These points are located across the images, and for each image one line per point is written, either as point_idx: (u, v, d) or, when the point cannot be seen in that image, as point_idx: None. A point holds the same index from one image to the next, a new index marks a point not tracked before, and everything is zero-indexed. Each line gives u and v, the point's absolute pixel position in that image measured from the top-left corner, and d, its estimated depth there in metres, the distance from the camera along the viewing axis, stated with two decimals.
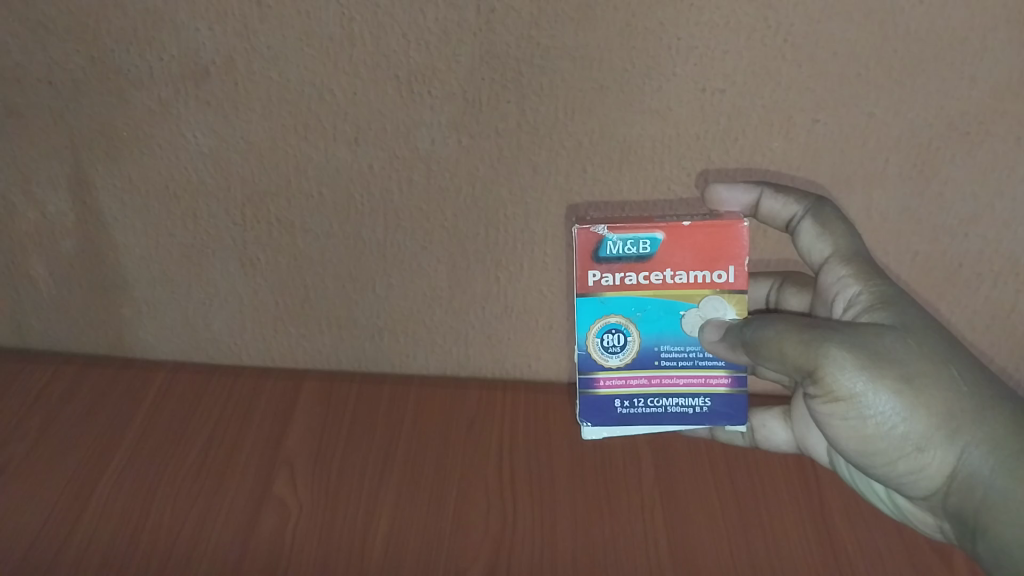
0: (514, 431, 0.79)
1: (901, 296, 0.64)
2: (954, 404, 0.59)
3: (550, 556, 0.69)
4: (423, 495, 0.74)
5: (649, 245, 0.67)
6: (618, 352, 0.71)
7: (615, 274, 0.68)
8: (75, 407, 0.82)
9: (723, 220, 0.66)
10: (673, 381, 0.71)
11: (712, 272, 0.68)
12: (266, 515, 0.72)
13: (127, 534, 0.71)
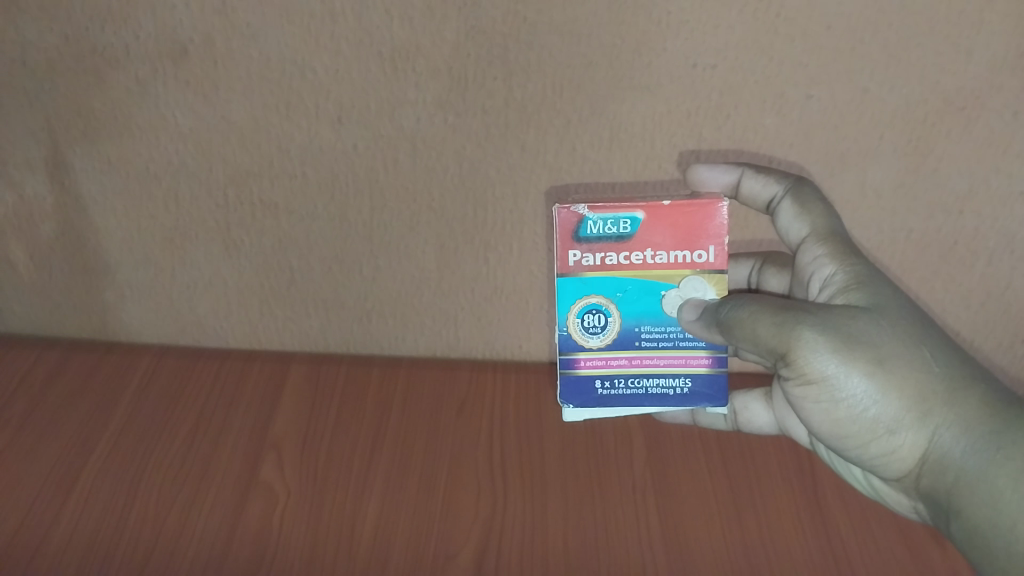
0: (504, 410, 0.75)
1: (876, 276, 0.60)
2: (925, 385, 0.55)
3: (540, 553, 0.63)
4: (413, 478, 0.68)
5: (628, 225, 0.63)
6: (598, 333, 0.66)
7: (596, 254, 0.64)
8: (59, 392, 0.77)
9: (701, 199, 0.63)
10: (654, 361, 0.67)
11: (692, 252, 0.64)
12: (254, 502, 0.66)
13: (101, 550, 0.64)
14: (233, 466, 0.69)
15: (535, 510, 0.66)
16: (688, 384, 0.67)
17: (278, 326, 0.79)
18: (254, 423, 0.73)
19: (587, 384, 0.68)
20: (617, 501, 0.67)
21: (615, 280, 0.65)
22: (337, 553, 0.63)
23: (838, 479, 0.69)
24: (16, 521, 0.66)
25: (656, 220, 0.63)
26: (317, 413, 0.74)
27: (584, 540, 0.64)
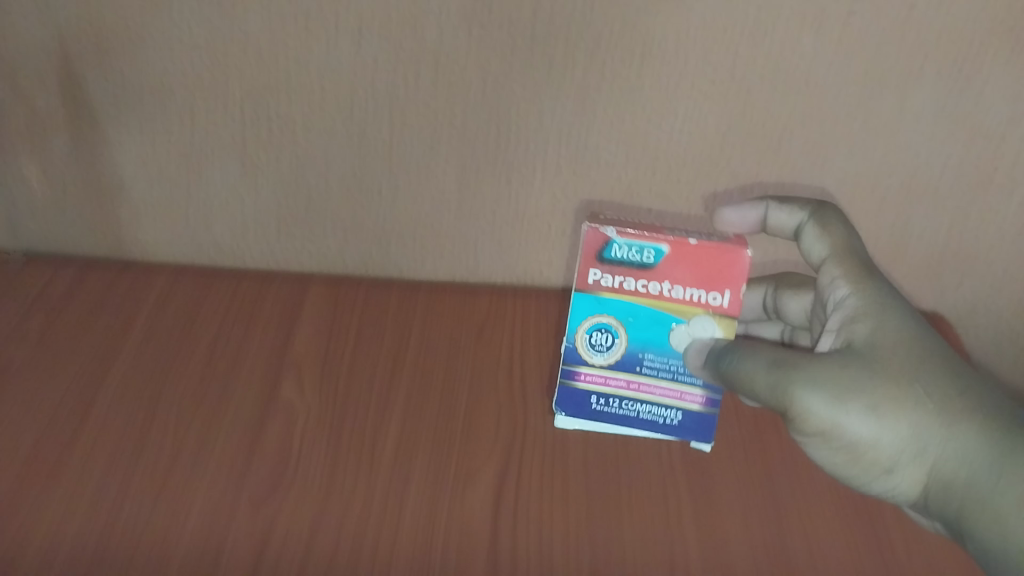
0: (524, 333, 0.76)
1: (886, 303, 0.54)
2: (921, 426, 0.48)
3: (561, 495, 0.62)
4: (430, 425, 0.67)
5: (652, 255, 0.61)
6: (603, 351, 0.65)
7: (615, 277, 0.62)
8: (76, 308, 0.76)
9: (727, 245, 0.61)
10: (650, 389, 0.65)
11: (707, 293, 0.62)
12: (276, 418, 0.66)
13: (125, 457, 0.63)
14: (253, 383, 0.69)
15: (555, 436, 0.67)
16: (681, 416, 0.65)
17: (295, 248, 0.78)
18: (273, 341, 0.73)
19: (587, 401, 0.66)
20: (602, 502, 0.62)
21: (630, 305, 0.63)
22: (352, 490, 0.61)
23: None
24: (37, 427, 0.65)
25: (679, 261, 0.61)
26: (336, 334, 0.74)
27: (605, 466, 0.65)
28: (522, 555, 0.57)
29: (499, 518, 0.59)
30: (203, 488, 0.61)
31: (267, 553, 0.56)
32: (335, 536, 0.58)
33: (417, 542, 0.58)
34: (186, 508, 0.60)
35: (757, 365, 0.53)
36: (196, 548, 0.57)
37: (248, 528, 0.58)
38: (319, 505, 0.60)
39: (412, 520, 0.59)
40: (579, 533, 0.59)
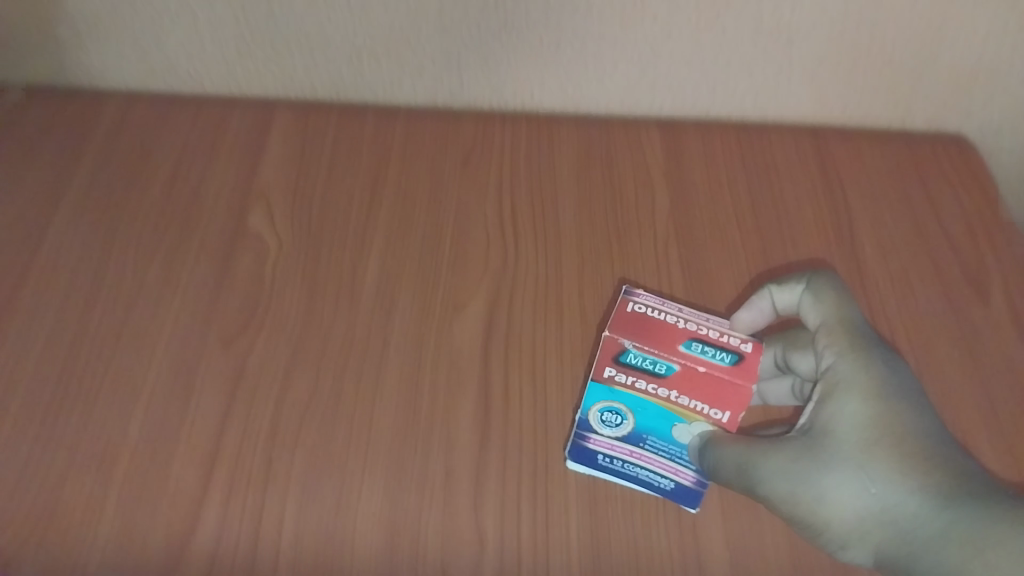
0: (515, 158, 0.69)
1: (860, 375, 0.46)
2: (866, 514, 0.42)
3: (556, 326, 0.58)
4: (412, 256, 0.62)
5: (664, 369, 0.50)
6: (612, 430, 0.51)
7: (625, 373, 0.50)
8: (15, 142, 0.68)
9: (738, 371, 0.49)
10: (653, 459, 0.51)
11: (709, 407, 0.49)
12: (245, 252, 0.61)
13: (81, 297, 0.58)
14: (218, 217, 0.63)
15: (547, 264, 0.62)
16: (677, 486, 0.50)
17: (257, 70, 0.70)
18: (239, 171, 0.67)
19: (596, 461, 0.51)
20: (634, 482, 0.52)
21: (637, 398, 0.50)
22: (331, 331, 0.57)
23: (877, 238, 0.66)
24: None
25: (691, 391, 0.49)
26: (307, 163, 0.67)
27: (602, 296, 0.61)
28: (515, 399, 0.54)
29: (489, 357, 0.56)
30: (168, 327, 0.57)
31: (242, 394, 0.53)
32: (315, 372, 0.54)
33: (403, 380, 0.55)
34: (151, 347, 0.55)
35: (734, 452, 0.47)
36: (165, 390, 0.53)
37: (220, 368, 0.54)
38: (296, 339, 0.56)
39: (396, 356, 0.56)
40: (574, 372, 0.56)
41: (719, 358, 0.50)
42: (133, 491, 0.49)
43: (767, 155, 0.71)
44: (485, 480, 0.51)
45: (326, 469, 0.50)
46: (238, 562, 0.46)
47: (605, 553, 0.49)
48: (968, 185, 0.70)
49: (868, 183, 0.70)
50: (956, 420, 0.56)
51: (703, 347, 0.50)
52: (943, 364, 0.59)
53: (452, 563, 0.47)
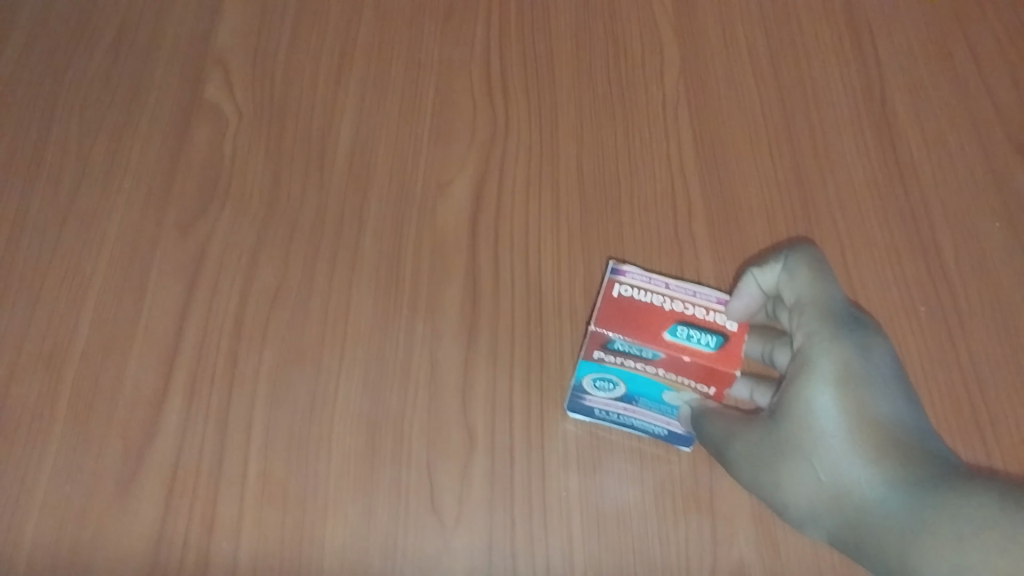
0: (504, 12, 0.61)
1: (824, 351, 0.38)
2: (820, 506, 0.37)
3: (551, 203, 0.52)
4: (389, 129, 0.55)
5: (651, 353, 0.39)
6: (602, 393, 0.43)
7: (610, 354, 0.40)
8: None
9: (728, 351, 0.39)
10: (645, 410, 0.43)
11: (697, 383, 0.40)
12: (201, 125, 0.54)
13: (18, 182, 0.51)
14: (170, 86, 0.56)
15: (541, 133, 0.56)
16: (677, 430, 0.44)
17: None
18: (193, 33, 0.59)
19: (595, 413, 0.45)
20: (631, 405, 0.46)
21: (629, 373, 0.41)
22: (299, 215, 0.51)
23: (912, 96, 0.59)
24: None
25: (681, 371, 0.40)
26: (268, 22, 0.60)
27: (602, 167, 0.54)
28: (506, 285, 0.49)
29: (477, 239, 0.51)
30: (118, 212, 0.51)
31: (203, 285, 0.48)
32: (283, 260, 0.49)
33: (381, 266, 0.49)
34: (100, 234, 0.50)
35: (709, 434, 0.41)
36: (118, 282, 0.48)
37: (177, 256, 0.49)
38: (260, 223, 0.50)
39: (373, 239, 0.50)
40: (572, 252, 0.51)
41: (704, 343, 0.39)
42: (85, 394, 0.44)
43: (790, 4, 0.63)
44: (473, 375, 0.46)
45: (298, 366, 0.46)
46: (203, 470, 0.42)
47: (605, 452, 0.45)
48: (1017, 28, 0.62)
49: (903, 34, 0.62)
50: (995, 297, 0.51)
51: (691, 331, 0.39)
52: (983, 235, 0.53)
53: (439, 465, 0.43)
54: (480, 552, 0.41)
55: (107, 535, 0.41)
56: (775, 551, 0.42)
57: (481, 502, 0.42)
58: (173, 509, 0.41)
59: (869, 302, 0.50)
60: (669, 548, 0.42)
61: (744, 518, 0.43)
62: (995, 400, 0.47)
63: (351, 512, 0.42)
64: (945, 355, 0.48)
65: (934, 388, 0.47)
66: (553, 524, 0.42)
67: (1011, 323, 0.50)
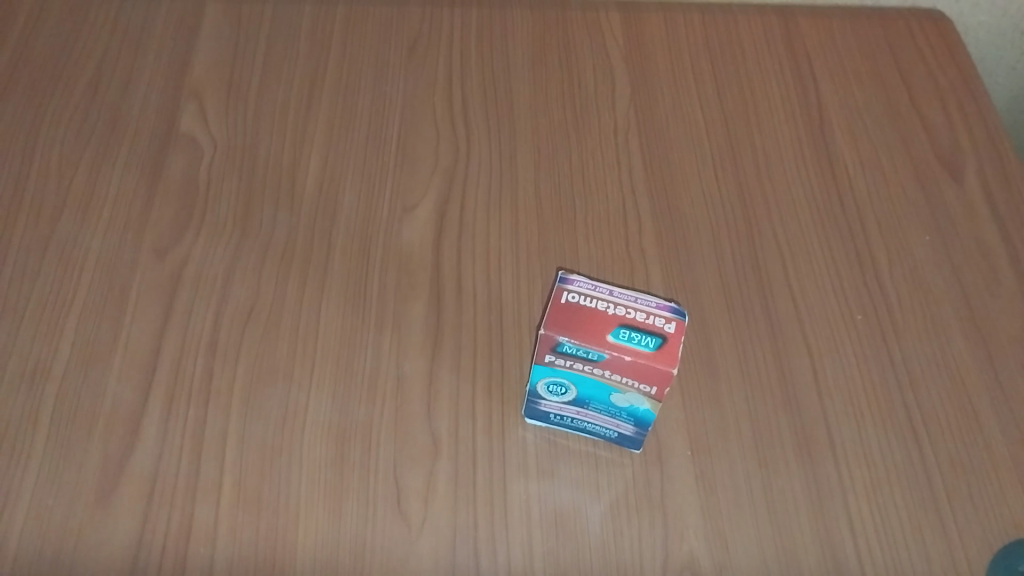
0: (465, 47, 0.65)
1: None
2: None
3: (512, 225, 0.55)
4: (357, 156, 0.58)
5: (594, 356, 0.43)
6: (555, 397, 0.46)
7: (561, 358, 0.44)
8: None
9: (664, 353, 0.42)
10: (593, 414, 0.46)
11: (639, 384, 0.44)
12: (176, 155, 0.57)
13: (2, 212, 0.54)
14: (147, 119, 0.59)
15: (501, 158, 0.59)
16: (621, 432, 0.47)
17: None
18: (168, 68, 0.62)
19: (550, 417, 0.47)
20: None
21: (578, 374, 0.45)
22: (271, 238, 0.54)
23: (848, 120, 0.63)
24: None
25: (624, 372, 0.43)
26: (240, 58, 0.63)
27: (558, 189, 0.58)
28: (468, 301, 0.52)
29: (440, 258, 0.54)
30: (97, 238, 0.53)
31: (179, 306, 0.50)
32: (256, 281, 0.52)
33: (349, 285, 0.52)
34: (80, 259, 0.52)
35: None
36: (97, 304, 0.50)
37: (154, 280, 0.51)
38: (233, 246, 0.53)
39: (342, 260, 0.53)
40: (530, 269, 0.54)
41: (644, 344, 0.42)
42: (67, 411, 0.47)
43: (733, 36, 0.67)
44: (437, 386, 0.49)
45: (270, 380, 0.48)
46: (180, 480, 0.45)
47: (562, 455, 0.47)
48: (940, 55, 0.67)
49: (838, 61, 0.66)
50: (926, 303, 0.54)
51: (632, 334, 0.43)
52: (914, 247, 0.57)
53: (405, 471, 0.46)
54: (445, 551, 0.43)
55: (88, 542, 0.43)
56: (724, 545, 0.44)
57: (445, 505, 0.45)
58: (151, 517, 0.43)
59: (810, 309, 0.53)
60: (622, 545, 0.44)
61: (693, 515, 0.45)
62: (927, 398, 0.50)
63: (322, 516, 0.44)
64: (881, 358, 0.51)
65: (871, 387, 0.50)
66: (513, 524, 0.44)
67: (942, 326, 0.53)
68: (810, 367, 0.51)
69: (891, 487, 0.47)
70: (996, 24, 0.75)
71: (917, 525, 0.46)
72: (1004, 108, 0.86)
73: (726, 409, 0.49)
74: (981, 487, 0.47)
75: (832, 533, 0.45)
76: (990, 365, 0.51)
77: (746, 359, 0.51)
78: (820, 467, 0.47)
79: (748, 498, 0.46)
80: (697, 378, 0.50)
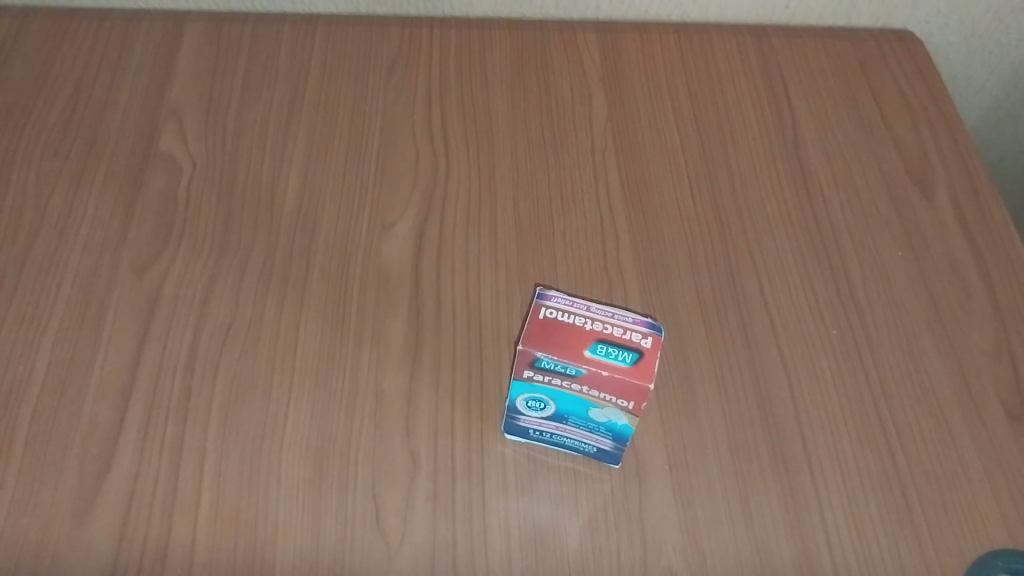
0: (444, 66, 0.65)
1: None
2: None
3: (491, 242, 0.56)
4: (337, 175, 0.58)
5: (571, 371, 0.43)
6: (535, 412, 0.46)
7: (539, 374, 0.44)
8: None
9: (641, 368, 0.43)
10: (572, 429, 0.47)
11: (616, 399, 0.44)
12: (155, 174, 0.57)
13: None
14: (125, 138, 0.59)
15: (480, 176, 0.59)
16: (599, 447, 0.47)
17: None
18: (148, 88, 0.62)
19: (529, 433, 0.48)
20: None
21: (557, 390, 0.45)
22: (250, 256, 0.54)
23: (822, 137, 0.64)
24: None
25: (602, 387, 0.44)
26: (220, 77, 0.63)
27: (537, 207, 0.58)
28: (447, 318, 0.52)
29: (419, 275, 0.54)
30: (75, 256, 0.53)
31: (157, 324, 0.50)
32: (235, 299, 0.52)
33: (329, 302, 0.52)
34: (57, 278, 0.52)
35: None
36: (75, 322, 0.50)
37: (132, 298, 0.51)
38: (212, 265, 0.53)
39: (321, 278, 0.53)
40: (509, 286, 0.54)
41: (621, 359, 0.43)
42: (43, 431, 0.46)
43: (708, 55, 0.68)
44: (416, 403, 0.49)
45: (249, 397, 0.48)
46: (157, 500, 0.44)
47: (541, 471, 0.47)
48: (910, 75, 0.69)
49: (811, 80, 0.68)
50: (899, 318, 0.55)
51: (610, 349, 0.43)
52: (886, 262, 0.57)
53: (384, 488, 0.46)
54: (424, 568, 0.43)
55: (63, 563, 0.42)
56: (702, 559, 0.45)
57: (424, 521, 0.45)
58: (127, 537, 0.43)
59: (785, 324, 0.54)
60: (602, 560, 0.44)
61: (672, 529, 0.45)
62: (901, 411, 0.51)
63: (300, 534, 0.44)
64: (856, 372, 0.52)
65: (846, 401, 0.51)
66: (492, 540, 0.44)
67: (915, 340, 0.54)
68: (786, 382, 0.51)
69: (866, 500, 0.47)
70: (965, 44, 0.76)
71: (892, 538, 0.46)
72: (974, 127, 0.88)
73: (704, 424, 0.49)
74: (954, 499, 0.48)
75: (809, 546, 0.45)
76: (963, 378, 0.52)
77: (723, 373, 0.51)
78: (796, 481, 0.48)
79: (726, 512, 0.46)
80: (674, 393, 0.50)
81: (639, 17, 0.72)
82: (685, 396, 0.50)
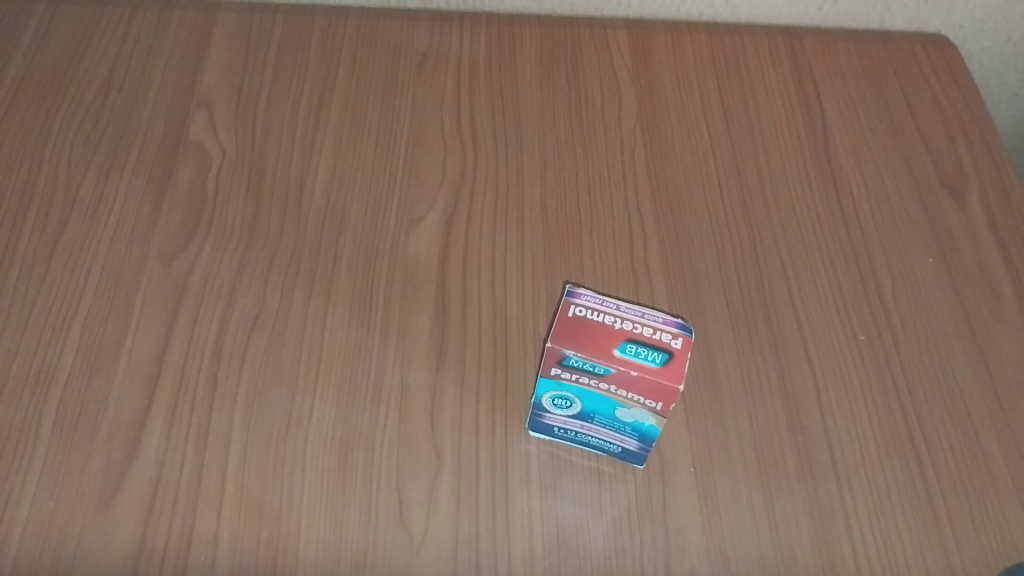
0: (474, 60, 0.65)
1: None
2: None
3: (518, 239, 0.56)
4: (365, 167, 0.58)
5: (599, 370, 0.43)
6: (561, 411, 0.46)
7: (567, 372, 0.44)
8: None
9: (670, 371, 0.43)
10: (597, 428, 0.46)
11: (644, 399, 0.44)
12: (184, 164, 0.57)
13: (11, 215, 0.54)
14: (156, 126, 0.59)
15: (507, 172, 0.59)
16: (624, 448, 0.47)
17: None
18: (179, 77, 0.62)
19: (554, 431, 0.48)
20: None
21: (584, 389, 0.45)
22: (277, 246, 0.54)
23: (853, 140, 0.63)
24: None
25: (630, 388, 0.44)
26: (250, 68, 0.63)
27: (565, 205, 0.58)
28: (473, 314, 0.52)
29: (446, 271, 0.54)
30: (104, 243, 0.53)
31: (185, 313, 0.50)
32: (262, 290, 0.52)
33: (355, 295, 0.52)
34: (87, 265, 0.52)
35: None
36: (103, 309, 0.50)
37: (160, 287, 0.51)
38: (240, 255, 0.53)
39: (348, 270, 0.53)
40: (535, 283, 0.54)
41: (650, 359, 0.43)
42: (70, 417, 0.46)
43: (739, 56, 0.68)
44: (441, 399, 0.49)
45: (274, 389, 0.48)
46: (182, 488, 0.44)
47: (565, 469, 0.47)
48: (943, 80, 0.68)
49: (844, 82, 0.67)
50: (928, 325, 0.54)
51: (639, 349, 0.43)
52: (916, 268, 0.57)
53: (407, 482, 0.46)
54: (446, 563, 0.43)
55: (90, 547, 0.43)
56: (725, 563, 0.44)
57: (447, 516, 0.45)
58: (152, 523, 0.43)
59: (813, 329, 0.53)
60: (624, 560, 0.44)
61: (695, 532, 0.45)
62: (929, 419, 0.50)
63: (323, 525, 0.44)
64: (884, 379, 0.51)
65: (873, 407, 0.50)
66: (515, 537, 0.44)
67: (944, 348, 0.53)
68: (813, 387, 0.51)
69: (893, 508, 0.47)
70: (1000, 50, 0.76)
71: (918, 546, 0.46)
72: (1007, 133, 0.87)
73: (730, 427, 0.49)
74: (981, 508, 0.47)
75: (834, 552, 0.45)
76: (992, 388, 0.51)
77: (750, 377, 0.51)
78: (822, 486, 0.47)
79: (750, 516, 0.46)
80: (700, 395, 0.50)
81: (671, 16, 0.72)
82: (711, 397, 0.50)
